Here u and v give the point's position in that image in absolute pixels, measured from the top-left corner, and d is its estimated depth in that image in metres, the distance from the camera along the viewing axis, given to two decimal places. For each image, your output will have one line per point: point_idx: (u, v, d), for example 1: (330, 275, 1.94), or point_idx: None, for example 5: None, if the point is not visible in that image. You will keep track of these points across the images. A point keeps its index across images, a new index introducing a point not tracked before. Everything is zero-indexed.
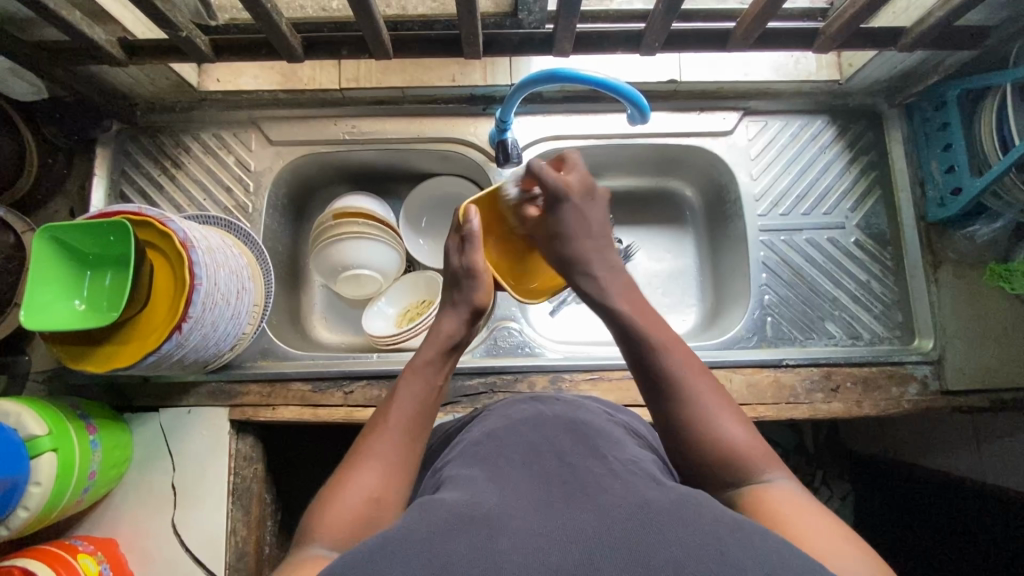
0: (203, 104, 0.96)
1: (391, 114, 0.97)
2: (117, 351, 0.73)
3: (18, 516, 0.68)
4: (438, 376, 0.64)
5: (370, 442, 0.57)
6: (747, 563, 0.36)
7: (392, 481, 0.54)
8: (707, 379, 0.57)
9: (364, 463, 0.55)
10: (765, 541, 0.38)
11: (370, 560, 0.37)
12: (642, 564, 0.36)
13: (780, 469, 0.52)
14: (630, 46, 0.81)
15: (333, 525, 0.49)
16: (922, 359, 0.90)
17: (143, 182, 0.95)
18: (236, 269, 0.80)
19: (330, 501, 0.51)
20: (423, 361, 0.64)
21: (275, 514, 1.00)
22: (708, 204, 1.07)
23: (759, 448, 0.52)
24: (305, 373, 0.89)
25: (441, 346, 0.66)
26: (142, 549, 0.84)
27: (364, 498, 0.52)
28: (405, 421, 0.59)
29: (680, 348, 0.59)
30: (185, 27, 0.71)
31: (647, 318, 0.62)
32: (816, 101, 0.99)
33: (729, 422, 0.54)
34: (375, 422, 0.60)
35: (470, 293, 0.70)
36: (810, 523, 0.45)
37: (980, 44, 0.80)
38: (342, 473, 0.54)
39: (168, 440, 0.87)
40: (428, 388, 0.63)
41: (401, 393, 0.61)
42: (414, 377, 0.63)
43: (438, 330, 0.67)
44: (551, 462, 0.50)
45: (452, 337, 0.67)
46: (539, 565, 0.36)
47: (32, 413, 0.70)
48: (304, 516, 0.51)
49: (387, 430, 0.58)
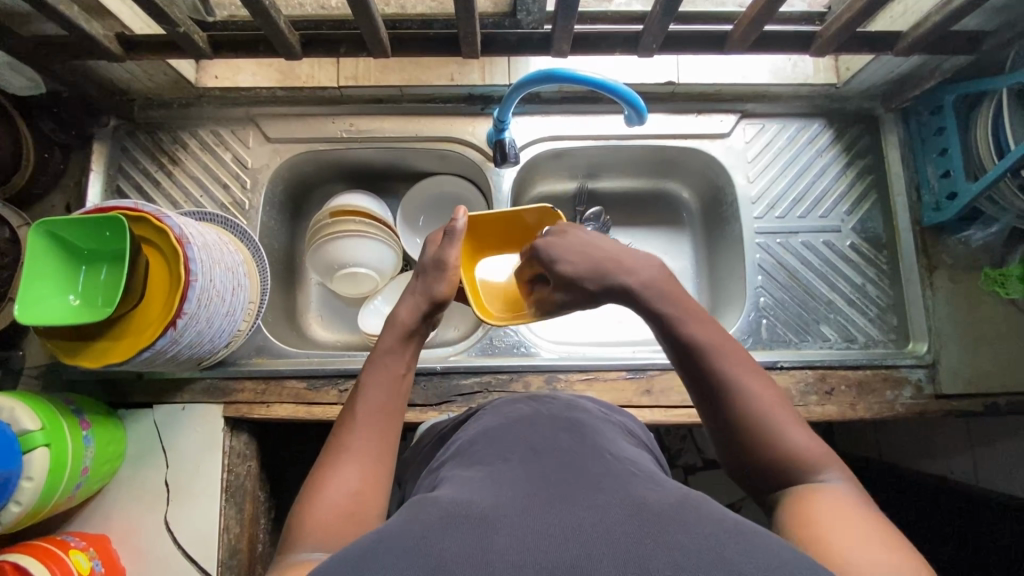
0: (200, 100, 0.96)
1: (389, 112, 0.97)
2: (112, 347, 0.73)
3: (10, 511, 0.68)
4: (403, 364, 0.64)
5: (344, 439, 0.57)
6: (743, 566, 0.36)
7: (370, 474, 0.54)
8: (763, 379, 0.56)
9: (340, 461, 0.55)
10: (758, 541, 0.38)
11: (363, 560, 0.37)
12: (638, 565, 0.36)
13: (838, 468, 0.51)
14: (628, 47, 0.81)
15: (318, 525, 0.49)
16: (917, 363, 0.90)
17: (140, 178, 0.95)
18: (232, 266, 0.80)
19: (309, 504, 0.51)
20: (384, 350, 0.64)
21: (269, 511, 1.00)
22: (705, 206, 1.07)
23: (818, 450, 0.52)
24: (301, 371, 0.89)
25: (401, 332, 0.65)
26: (135, 546, 0.84)
27: (344, 495, 0.52)
28: (373, 413, 0.59)
29: (731, 349, 0.57)
30: (182, 23, 0.71)
31: (693, 319, 0.59)
32: (813, 104, 0.99)
33: (786, 425, 0.53)
34: (346, 420, 0.59)
35: (433, 284, 0.68)
36: (834, 525, 0.45)
37: (977, 49, 0.81)
38: (319, 473, 0.54)
39: (162, 436, 0.86)
40: (393, 378, 0.62)
41: (367, 387, 0.61)
42: (379, 369, 0.62)
43: (395, 319, 0.66)
44: (543, 461, 0.50)
45: (409, 325, 0.65)
46: (532, 564, 0.36)
47: (26, 408, 0.70)
48: (286, 523, 0.51)
49: (359, 424, 0.58)
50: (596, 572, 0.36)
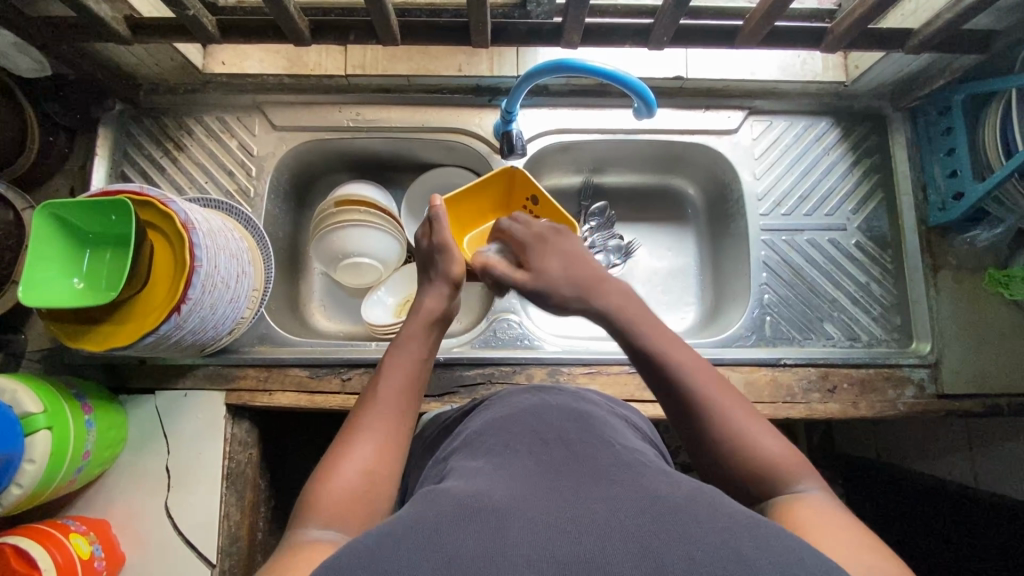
0: (207, 86, 0.95)
1: (396, 102, 0.96)
2: (116, 330, 0.72)
3: (11, 493, 0.68)
4: (425, 351, 0.64)
5: (361, 417, 0.57)
6: (760, 563, 0.35)
7: (386, 456, 0.54)
8: (730, 391, 0.57)
9: (357, 439, 0.55)
10: (765, 533, 0.39)
11: (371, 551, 0.37)
12: (654, 563, 0.36)
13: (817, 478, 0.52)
14: (638, 40, 0.81)
15: (331, 505, 0.49)
16: (919, 363, 0.91)
17: (145, 164, 0.94)
18: (237, 252, 0.79)
19: (324, 480, 0.51)
20: (408, 336, 0.64)
21: (269, 500, 1.00)
22: (710, 202, 1.07)
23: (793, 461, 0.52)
24: (303, 360, 0.89)
25: (424, 320, 0.66)
26: (135, 532, 0.84)
27: (359, 474, 0.52)
28: (394, 396, 0.59)
29: (700, 367, 0.58)
30: (192, 6, 0.71)
31: (664, 340, 0.61)
32: (821, 102, 0.99)
33: (758, 434, 0.54)
34: (364, 400, 0.59)
35: (442, 267, 0.70)
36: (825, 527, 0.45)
37: (987, 49, 0.80)
38: (337, 449, 0.54)
39: (163, 422, 0.86)
40: (416, 363, 0.62)
41: (389, 368, 0.61)
42: (402, 352, 0.62)
43: (421, 306, 0.67)
44: (553, 452, 0.50)
45: (433, 312, 0.67)
46: (544, 555, 0.36)
47: (28, 391, 0.70)
48: (301, 495, 0.50)
49: (378, 404, 0.58)
50: (607, 565, 0.36)
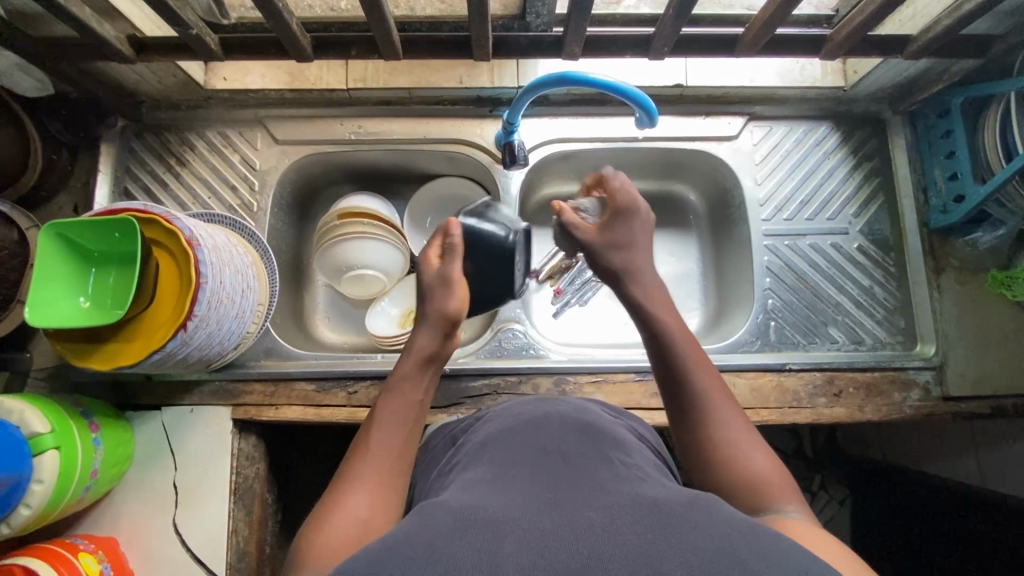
0: (209, 101, 0.96)
1: (397, 114, 0.97)
2: (125, 347, 0.72)
3: (20, 514, 0.67)
4: (418, 387, 0.62)
5: (354, 467, 0.56)
6: (755, 565, 0.36)
7: (380, 502, 0.54)
8: (734, 410, 0.57)
9: (347, 490, 0.54)
10: (765, 540, 0.39)
11: (374, 562, 0.37)
12: (651, 566, 0.36)
13: (795, 500, 0.52)
14: (638, 50, 0.82)
15: (323, 553, 0.48)
16: (924, 365, 0.91)
17: (148, 180, 0.94)
18: (242, 268, 0.80)
19: (319, 529, 0.50)
20: (399, 378, 0.62)
21: (276, 514, 0.99)
22: (712, 209, 1.08)
23: (779, 482, 0.53)
24: (309, 374, 0.89)
25: (417, 359, 0.63)
26: (144, 548, 0.84)
27: (354, 523, 0.51)
28: (386, 444, 0.58)
29: (713, 382, 0.58)
30: (195, 25, 0.71)
31: (690, 349, 0.60)
32: (820, 107, 1.00)
33: (750, 453, 0.54)
34: (357, 447, 0.58)
35: (441, 305, 0.63)
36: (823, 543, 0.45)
37: (986, 53, 0.81)
38: (331, 498, 0.54)
39: (170, 439, 0.86)
40: (409, 406, 0.61)
41: (381, 412, 0.60)
42: (394, 390, 0.61)
43: (410, 345, 0.63)
44: (552, 465, 0.50)
45: (429, 350, 0.63)
46: (544, 564, 0.36)
47: (35, 410, 0.70)
48: (296, 548, 0.50)
49: (371, 452, 0.57)
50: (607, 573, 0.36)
